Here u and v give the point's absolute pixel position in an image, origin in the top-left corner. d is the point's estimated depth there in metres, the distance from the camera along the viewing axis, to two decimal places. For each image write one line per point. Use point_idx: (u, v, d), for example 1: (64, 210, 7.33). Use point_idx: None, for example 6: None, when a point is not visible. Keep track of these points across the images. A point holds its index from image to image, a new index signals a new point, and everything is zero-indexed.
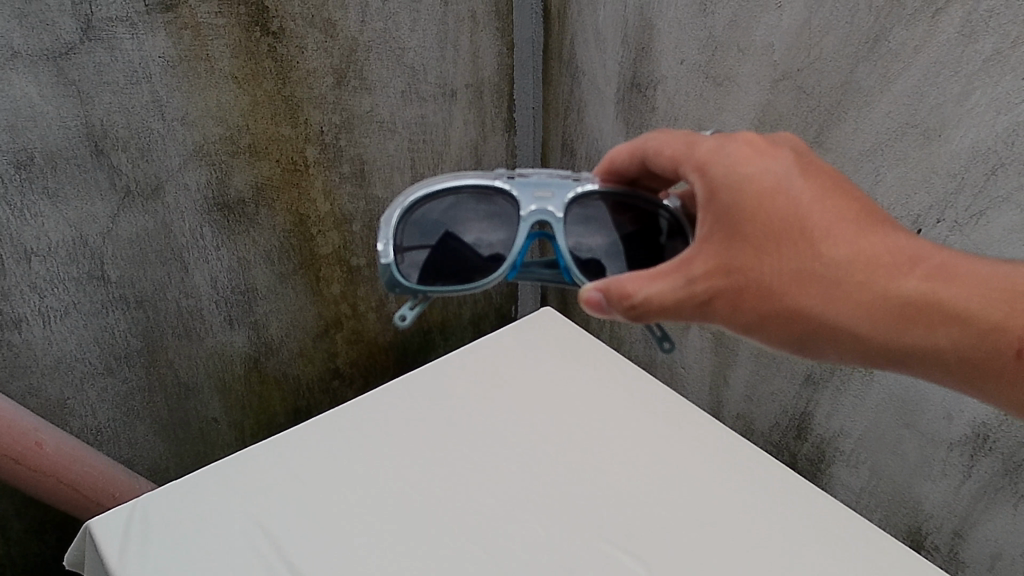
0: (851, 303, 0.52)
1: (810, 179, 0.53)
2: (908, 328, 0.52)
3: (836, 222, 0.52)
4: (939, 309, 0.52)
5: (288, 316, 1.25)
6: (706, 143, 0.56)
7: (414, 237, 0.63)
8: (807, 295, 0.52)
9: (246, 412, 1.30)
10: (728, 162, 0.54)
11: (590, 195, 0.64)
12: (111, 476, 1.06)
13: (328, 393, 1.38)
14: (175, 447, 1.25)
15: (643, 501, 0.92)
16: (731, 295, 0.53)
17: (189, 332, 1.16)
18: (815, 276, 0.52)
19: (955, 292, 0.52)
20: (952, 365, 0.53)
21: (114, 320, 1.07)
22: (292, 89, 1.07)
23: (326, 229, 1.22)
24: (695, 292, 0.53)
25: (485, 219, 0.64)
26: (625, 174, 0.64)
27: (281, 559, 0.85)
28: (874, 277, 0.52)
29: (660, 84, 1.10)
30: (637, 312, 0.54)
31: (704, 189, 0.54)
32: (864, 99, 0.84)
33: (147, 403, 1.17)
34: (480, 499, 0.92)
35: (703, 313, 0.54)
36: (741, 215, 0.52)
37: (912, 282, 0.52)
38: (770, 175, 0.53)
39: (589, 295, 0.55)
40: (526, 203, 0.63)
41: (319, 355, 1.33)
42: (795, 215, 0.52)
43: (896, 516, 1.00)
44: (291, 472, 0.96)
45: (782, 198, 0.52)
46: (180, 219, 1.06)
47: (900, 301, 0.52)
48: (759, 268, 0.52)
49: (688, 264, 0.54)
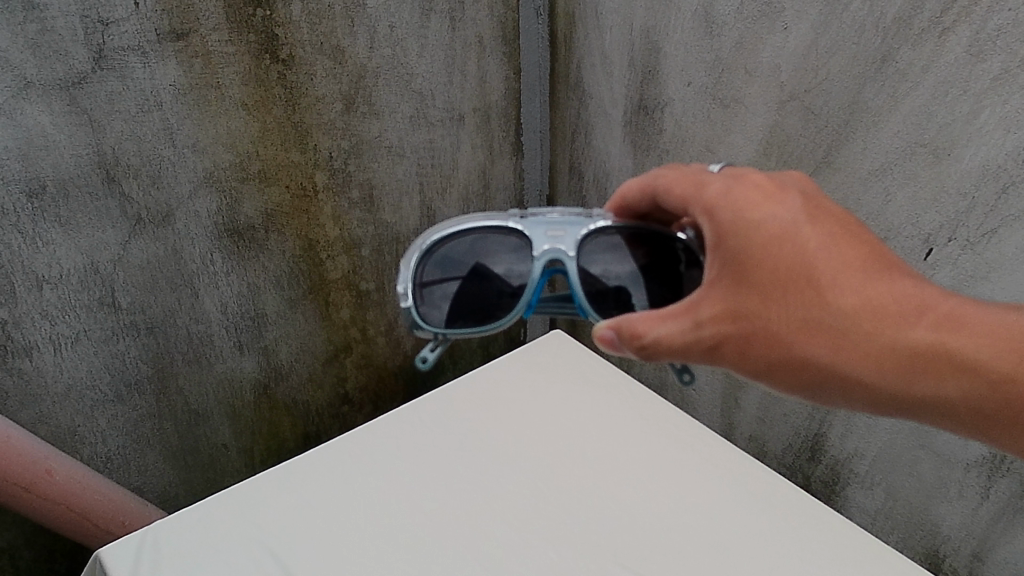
0: (856, 353, 0.51)
1: (816, 225, 0.52)
2: (917, 379, 0.51)
3: (843, 269, 0.51)
4: (946, 359, 0.51)
5: (297, 342, 1.25)
6: (714, 185, 0.56)
7: (439, 270, 0.64)
8: (814, 343, 0.52)
9: (255, 438, 1.29)
10: (736, 207, 0.54)
11: (606, 230, 0.64)
12: (121, 503, 1.06)
13: (338, 419, 1.38)
14: (185, 475, 1.24)
15: (657, 525, 0.91)
16: (736, 340, 0.53)
17: (200, 358, 1.16)
18: (820, 324, 0.51)
19: (964, 343, 0.51)
20: (963, 414, 0.52)
21: (124, 347, 1.07)
22: (302, 116, 1.08)
23: (335, 254, 1.22)
24: (703, 335, 0.54)
25: (514, 251, 0.64)
26: (637, 209, 0.65)
27: None
28: (880, 327, 0.51)
29: (668, 106, 1.10)
30: (648, 351, 0.55)
31: (712, 232, 0.55)
32: (872, 120, 0.84)
33: (158, 430, 1.17)
34: (491, 525, 0.91)
35: (713, 356, 0.55)
36: (747, 262, 0.52)
37: (921, 332, 0.51)
38: (776, 222, 0.52)
39: (603, 332, 0.57)
40: (539, 242, 0.64)
41: (329, 380, 1.33)
42: (799, 263, 0.51)
43: (913, 539, 0.99)
44: (302, 498, 0.95)
45: (788, 245, 0.52)
46: (190, 246, 1.07)
47: (907, 352, 0.51)
48: (765, 314, 0.52)
49: (695, 307, 0.54)
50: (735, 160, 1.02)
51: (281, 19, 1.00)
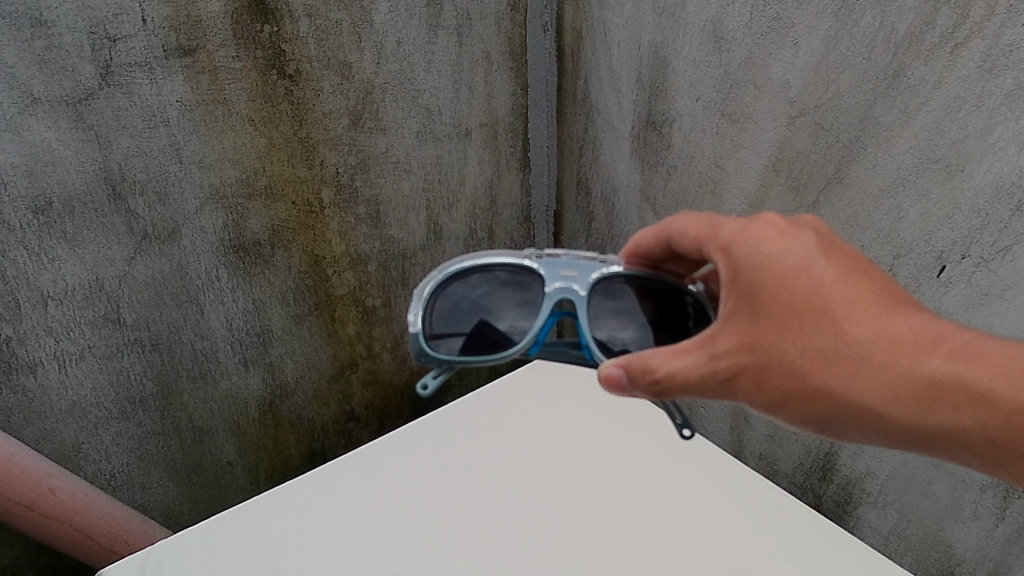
0: (872, 383, 0.53)
1: (832, 261, 0.54)
2: (933, 408, 0.54)
3: (858, 303, 0.53)
4: (962, 388, 0.53)
5: (303, 358, 1.24)
6: (729, 224, 0.58)
7: (447, 313, 0.66)
8: (831, 374, 0.53)
9: (260, 456, 1.28)
10: (753, 243, 0.55)
11: (614, 276, 0.67)
12: (124, 522, 1.05)
13: (344, 435, 1.36)
14: (190, 493, 1.23)
15: (665, 547, 0.90)
16: (753, 371, 0.54)
17: (205, 375, 1.15)
18: (838, 355, 0.53)
19: (979, 373, 0.53)
20: (976, 444, 0.54)
21: (129, 363, 1.07)
22: (308, 131, 1.08)
23: (341, 269, 1.21)
24: (718, 368, 0.54)
25: (517, 306, 0.67)
26: (650, 257, 0.66)
27: None
28: (897, 357, 0.53)
29: (676, 122, 1.10)
30: (659, 388, 0.55)
31: (728, 268, 0.56)
32: (884, 135, 0.83)
33: (162, 447, 1.16)
34: (497, 549, 0.90)
35: (726, 390, 0.55)
36: (764, 295, 0.54)
37: (936, 362, 0.53)
38: (791, 259, 0.54)
39: (610, 372, 0.57)
40: (552, 280, 0.66)
41: (334, 397, 1.31)
42: (817, 295, 0.53)
43: (927, 561, 0.96)
44: (306, 518, 0.94)
45: (805, 279, 0.54)
46: (196, 262, 1.06)
47: (922, 381, 0.53)
48: (784, 345, 0.54)
49: (712, 341, 0.55)
50: (744, 176, 1.01)
51: (288, 34, 1.00)
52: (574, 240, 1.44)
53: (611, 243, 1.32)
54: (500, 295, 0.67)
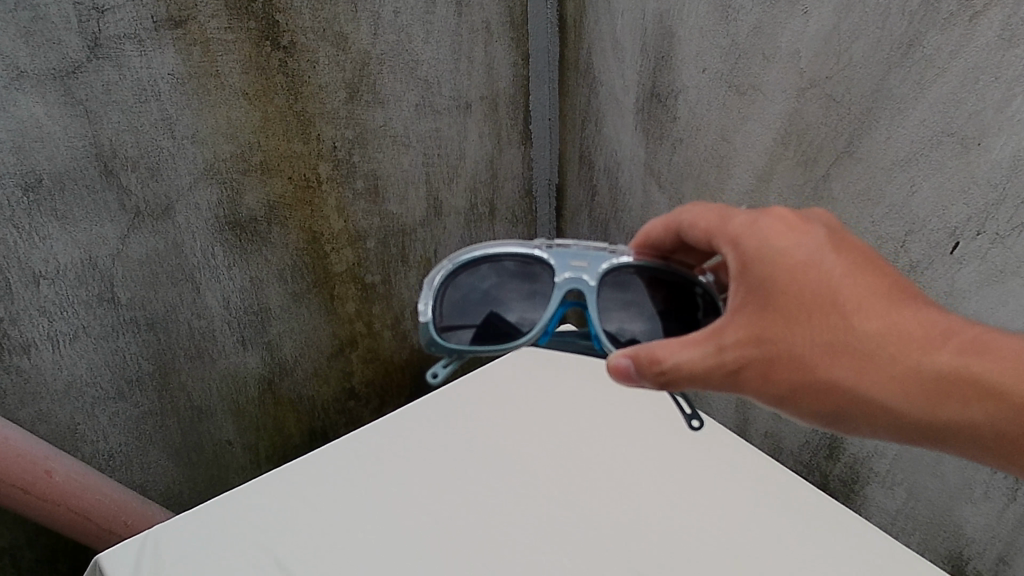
0: (879, 376, 0.53)
1: (840, 256, 0.54)
2: (939, 402, 0.53)
3: (867, 297, 0.53)
4: (969, 382, 0.52)
5: (302, 336, 1.22)
6: (740, 219, 0.57)
7: (458, 303, 0.66)
8: (839, 367, 0.53)
9: (260, 435, 1.27)
10: (762, 238, 0.55)
11: (624, 267, 0.67)
12: (122, 503, 1.04)
13: (344, 413, 1.35)
14: (189, 473, 1.21)
15: (669, 528, 0.89)
16: (761, 364, 0.54)
17: (202, 354, 1.13)
18: (845, 349, 0.53)
19: (986, 367, 0.52)
20: (982, 437, 0.53)
21: (124, 343, 1.05)
22: (304, 104, 1.05)
23: (339, 246, 1.19)
24: (725, 360, 0.54)
25: (527, 297, 0.67)
26: (661, 246, 0.66)
27: None
28: (904, 351, 0.53)
29: (681, 94, 1.07)
30: (668, 378, 0.55)
31: (737, 261, 0.56)
32: (898, 107, 0.81)
33: (160, 427, 1.14)
34: (500, 532, 0.88)
35: (733, 382, 0.55)
36: (773, 289, 0.54)
37: (945, 356, 0.53)
38: (799, 253, 0.54)
39: (619, 362, 0.56)
40: (562, 271, 0.67)
41: (334, 375, 1.30)
42: (826, 290, 0.53)
43: (935, 541, 0.95)
44: (307, 501, 0.92)
45: (813, 273, 0.53)
46: (191, 239, 1.04)
47: (929, 375, 0.53)
48: (792, 338, 0.53)
49: (720, 333, 0.55)
50: (752, 150, 0.99)
51: (282, 5, 0.97)
52: (576, 215, 1.41)
53: (614, 218, 1.30)
54: (510, 285, 0.67)
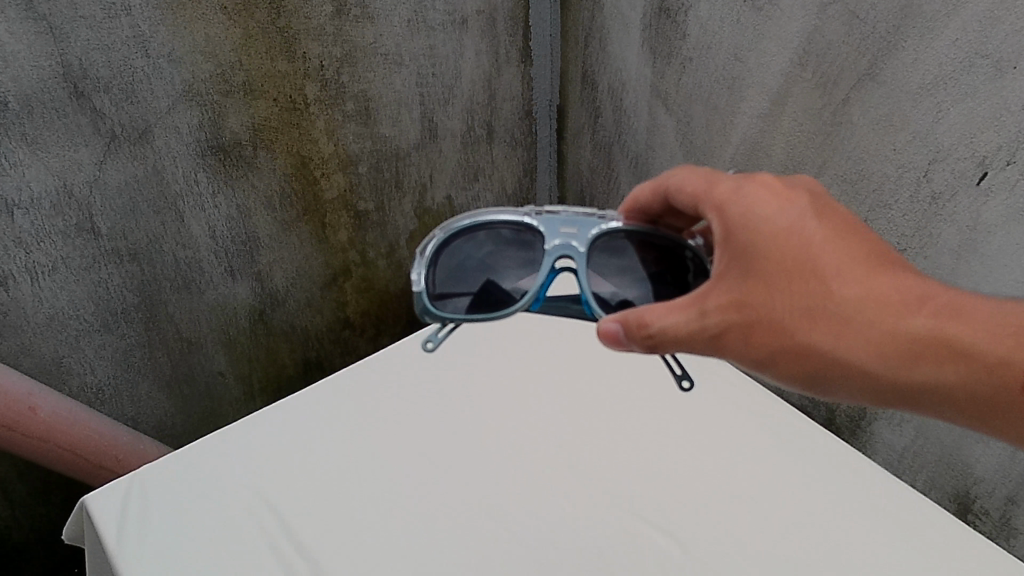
0: (857, 339, 0.50)
1: (823, 222, 0.52)
2: (922, 368, 0.50)
3: (848, 262, 0.51)
4: (952, 347, 0.50)
5: (292, 265, 1.18)
6: (726, 182, 0.55)
7: (451, 272, 0.62)
8: (819, 332, 0.50)
9: (253, 366, 1.24)
10: (746, 201, 0.53)
11: (615, 232, 0.62)
12: (112, 437, 1.02)
13: (339, 343, 1.32)
14: (182, 405, 1.19)
15: (676, 469, 0.84)
16: (742, 329, 0.52)
17: (189, 284, 1.09)
18: (826, 314, 0.50)
19: (969, 331, 0.50)
20: (965, 404, 0.51)
21: (107, 274, 1.01)
22: (288, 20, 0.98)
23: (330, 172, 1.13)
24: (707, 325, 0.52)
25: (522, 265, 0.62)
26: (649, 211, 0.62)
27: (289, 539, 0.76)
28: (886, 316, 0.50)
29: (692, 9, 1.00)
30: (654, 341, 0.53)
31: (720, 227, 0.53)
32: (927, 25, 0.74)
33: (149, 359, 1.11)
34: (500, 470, 0.83)
35: (715, 348, 0.53)
36: (755, 253, 0.51)
37: (926, 321, 0.50)
38: (779, 218, 0.52)
39: (607, 326, 0.54)
40: (552, 237, 0.62)
41: (328, 305, 1.26)
42: (807, 254, 0.51)
43: (942, 480, 0.93)
44: (297, 439, 0.87)
45: (795, 238, 0.51)
46: (172, 166, 0.98)
47: (911, 340, 0.50)
48: (773, 304, 0.51)
49: (701, 298, 0.53)
50: (767, 71, 0.92)
51: None
52: (578, 138, 1.35)
53: (618, 142, 1.24)
54: (504, 251, 0.63)
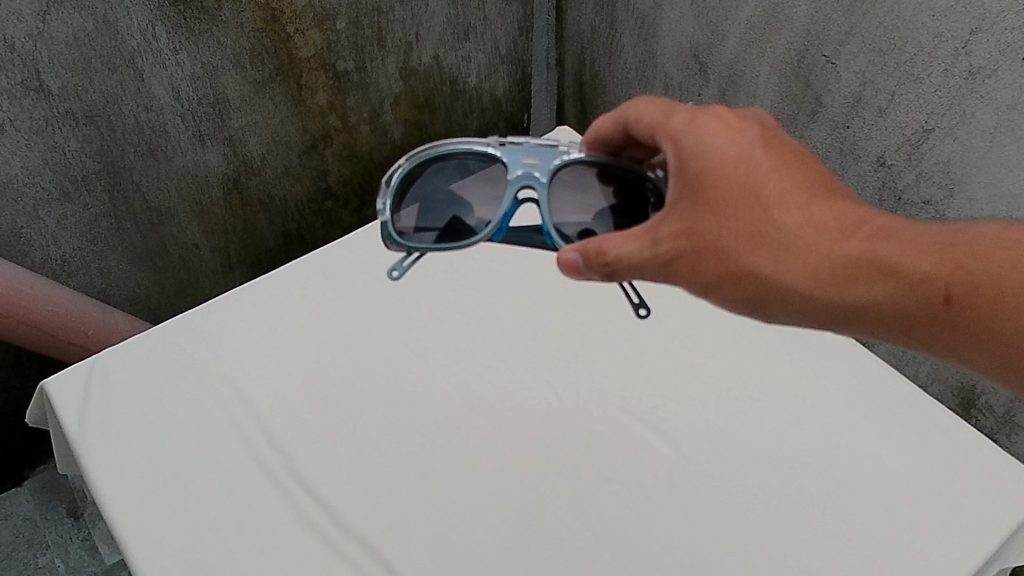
0: (805, 268, 0.48)
1: (771, 151, 0.50)
2: (856, 288, 0.49)
3: (790, 187, 0.49)
4: (884, 266, 0.49)
5: (267, 130, 1.09)
6: (678, 111, 0.52)
7: (415, 204, 0.58)
8: (761, 257, 0.49)
9: (230, 238, 1.18)
10: (694, 129, 0.50)
11: (578, 164, 0.57)
12: (80, 312, 0.97)
13: (322, 215, 1.26)
14: (156, 277, 1.14)
15: (669, 364, 0.78)
16: (689, 256, 0.49)
17: (154, 150, 1.01)
18: (768, 239, 0.48)
19: (899, 251, 0.49)
20: (893, 321, 0.50)
21: (63, 139, 0.93)
22: None
23: (304, 26, 1.02)
24: (657, 253, 0.50)
25: (487, 197, 0.58)
26: (611, 143, 0.58)
27: (260, 430, 0.73)
28: (824, 238, 0.48)
29: None
30: (610, 270, 0.51)
31: (674, 158, 0.50)
32: None
33: (116, 229, 1.05)
34: (481, 363, 0.78)
35: (664, 274, 0.51)
36: (703, 182, 0.49)
37: (861, 242, 0.49)
38: (728, 147, 0.49)
39: (567, 255, 0.52)
40: (514, 168, 0.57)
41: (307, 173, 1.18)
42: (751, 181, 0.48)
43: (947, 375, 0.89)
44: (269, 323, 0.81)
45: (740, 166, 0.49)
46: (126, 17, 0.88)
47: (847, 261, 0.49)
48: (719, 231, 0.49)
49: (652, 226, 0.50)
50: None
51: None
52: None
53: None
54: (471, 182, 0.58)
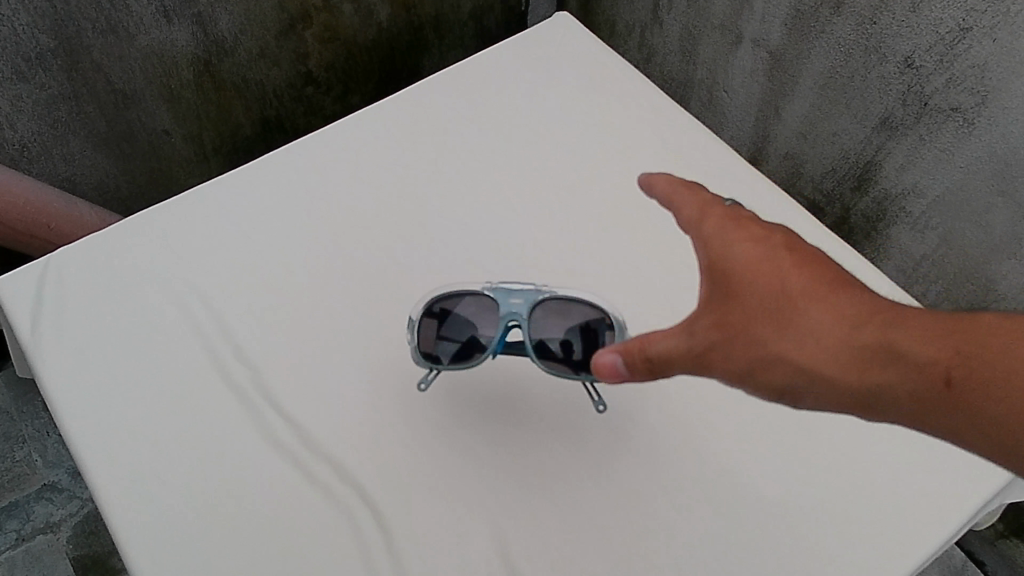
0: (822, 352, 0.46)
1: (794, 254, 0.49)
2: (869, 371, 0.45)
3: (808, 283, 0.48)
4: (897, 354, 0.44)
5: (240, 8, 0.99)
6: (715, 211, 0.53)
7: (433, 330, 0.63)
8: (782, 339, 0.47)
9: (203, 125, 1.10)
10: (724, 234, 0.52)
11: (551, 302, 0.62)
12: (42, 203, 0.91)
13: (302, 102, 1.17)
14: (125, 165, 1.08)
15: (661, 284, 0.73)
16: (721, 353, 0.49)
17: (115, 27, 0.92)
18: (786, 328, 0.47)
19: (916, 342, 0.44)
20: (927, 406, 0.44)
21: (10, 11, 0.84)
22: None
23: None
24: (693, 348, 0.50)
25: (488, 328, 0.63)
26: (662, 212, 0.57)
27: (227, 341, 0.69)
28: (833, 325, 0.46)
29: None
30: (650, 366, 0.51)
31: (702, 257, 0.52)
32: None
33: (78, 113, 0.98)
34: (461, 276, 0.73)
35: (701, 369, 0.50)
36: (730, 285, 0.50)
37: (871, 327, 0.45)
38: (748, 247, 0.50)
39: (606, 357, 0.53)
40: (503, 302, 0.63)
41: (285, 56, 1.09)
42: (773, 283, 0.48)
43: (957, 291, 0.88)
44: (236, 225, 0.76)
45: (761, 267, 0.49)
46: None
47: (860, 346, 0.45)
48: (747, 326, 0.48)
49: (688, 323, 0.51)
50: None
51: None
52: None
53: None
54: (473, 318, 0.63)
